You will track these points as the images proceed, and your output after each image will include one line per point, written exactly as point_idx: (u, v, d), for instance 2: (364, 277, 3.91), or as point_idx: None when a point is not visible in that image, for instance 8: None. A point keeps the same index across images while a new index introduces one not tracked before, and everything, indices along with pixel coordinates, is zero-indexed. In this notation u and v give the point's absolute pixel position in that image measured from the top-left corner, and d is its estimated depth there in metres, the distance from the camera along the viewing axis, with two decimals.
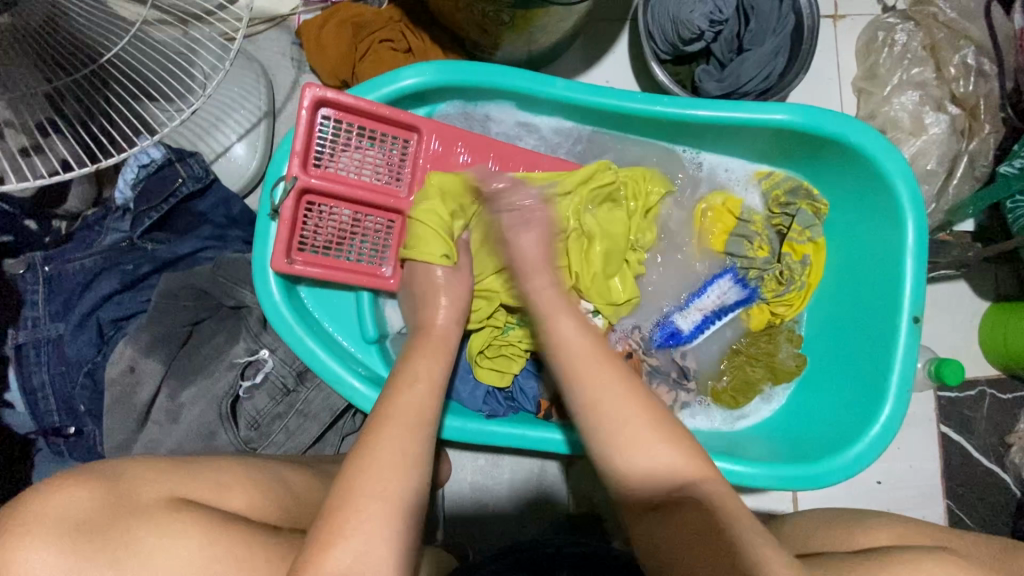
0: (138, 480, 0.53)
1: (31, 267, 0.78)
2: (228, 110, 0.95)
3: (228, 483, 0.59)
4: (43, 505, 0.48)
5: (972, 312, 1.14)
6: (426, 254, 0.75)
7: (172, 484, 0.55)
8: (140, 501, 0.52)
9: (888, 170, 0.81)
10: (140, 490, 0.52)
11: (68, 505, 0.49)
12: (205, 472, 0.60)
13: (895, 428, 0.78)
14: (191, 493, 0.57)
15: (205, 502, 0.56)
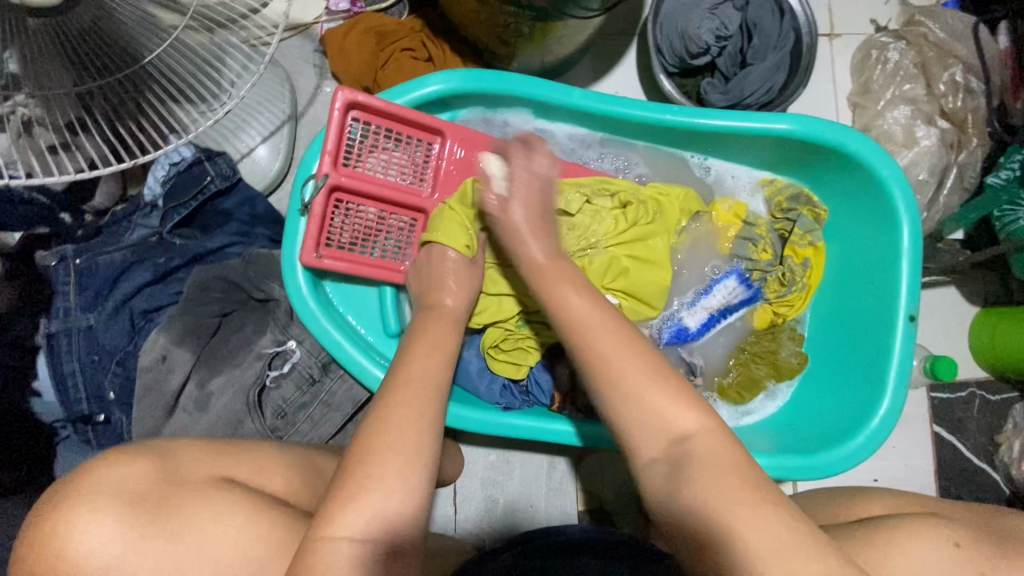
0: (180, 462, 0.58)
1: (63, 259, 0.79)
2: (254, 113, 0.98)
3: (266, 466, 0.64)
4: (98, 475, 0.53)
5: (962, 317, 1.19)
6: (448, 241, 0.78)
7: (214, 465, 0.60)
8: (189, 477, 0.57)
9: (884, 176, 0.86)
10: (185, 468, 0.57)
11: (122, 479, 0.53)
12: (240, 457, 0.63)
13: (894, 420, 0.82)
14: (229, 474, 0.61)
15: (245, 482, 0.61)
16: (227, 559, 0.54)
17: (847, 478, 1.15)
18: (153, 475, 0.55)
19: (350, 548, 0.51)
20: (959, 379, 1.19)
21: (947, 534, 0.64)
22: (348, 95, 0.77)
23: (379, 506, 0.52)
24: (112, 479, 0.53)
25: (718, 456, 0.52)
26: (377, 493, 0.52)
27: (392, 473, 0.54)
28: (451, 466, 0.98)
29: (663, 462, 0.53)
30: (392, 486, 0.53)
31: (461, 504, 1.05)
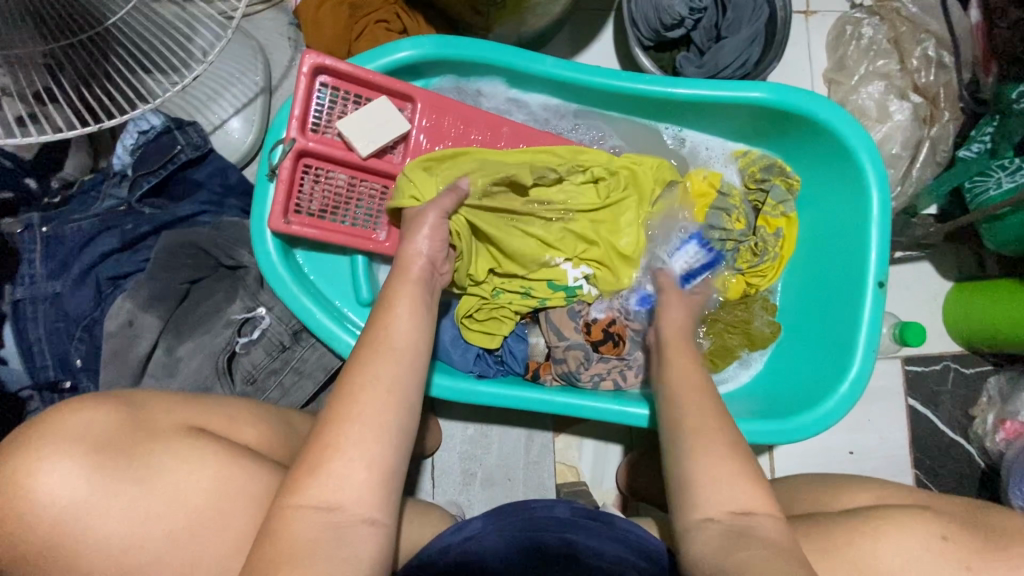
0: (152, 412, 0.58)
1: (29, 227, 0.78)
2: (226, 84, 0.97)
3: (236, 419, 0.65)
4: (63, 423, 0.53)
5: (936, 290, 1.21)
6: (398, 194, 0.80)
7: (186, 413, 0.61)
8: (155, 426, 0.57)
9: (854, 144, 0.86)
10: (154, 417, 0.58)
11: (89, 424, 0.54)
12: (213, 409, 0.64)
13: (863, 383, 0.83)
14: (202, 423, 0.61)
15: (216, 431, 0.62)
16: (190, 513, 0.54)
17: (824, 450, 1.17)
18: (115, 427, 0.55)
19: (315, 491, 0.52)
20: (934, 353, 1.20)
21: (937, 529, 0.65)
22: (315, 59, 0.77)
23: (342, 453, 0.53)
24: (71, 430, 0.53)
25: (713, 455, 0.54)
26: (339, 441, 0.53)
27: (356, 417, 0.54)
28: (427, 438, 0.98)
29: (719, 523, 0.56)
30: (354, 434, 0.54)
31: (438, 477, 1.05)
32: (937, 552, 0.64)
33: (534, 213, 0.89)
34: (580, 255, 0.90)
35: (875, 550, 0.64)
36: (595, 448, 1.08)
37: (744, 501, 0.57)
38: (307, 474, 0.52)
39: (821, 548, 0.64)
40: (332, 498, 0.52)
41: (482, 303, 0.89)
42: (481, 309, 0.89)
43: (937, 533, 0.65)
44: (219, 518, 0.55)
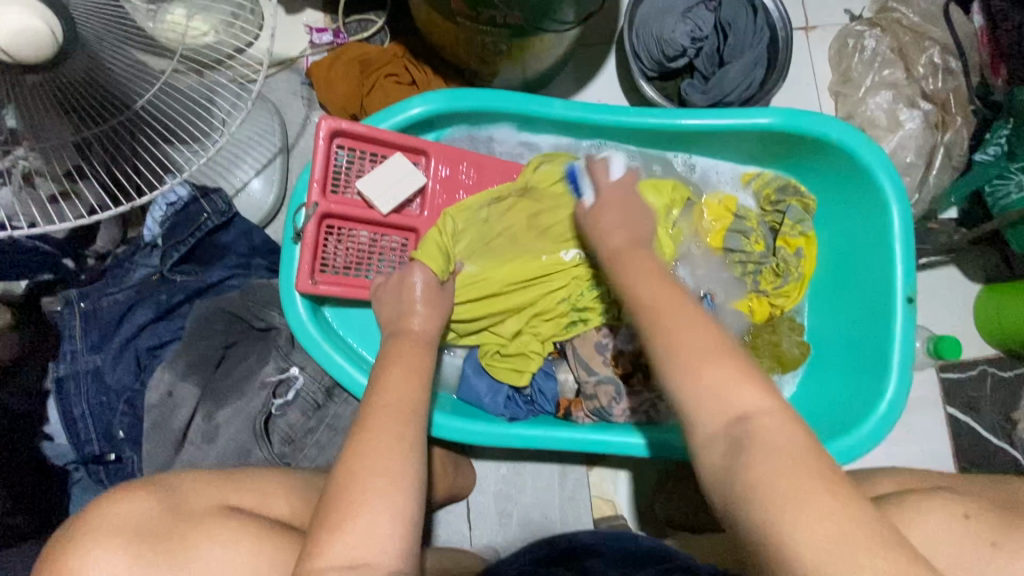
0: (188, 490, 0.60)
1: (68, 304, 0.81)
2: (246, 148, 1.00)
3: (267, 491, 0.65)
4: (108, 515, 0.55)
5: (966, 294, 1.19)
6: (429, 259, 0.79)
7: (217, 494, 0.61)
8: (191, 510, 0.58)
9: (869, 162, 0.87)
10: (190, 499, 0.59)
11: (130, 514, 0.55)
12: (250, 483, 0.65)
13: (903, 401, 0.82)
14: (234, 501, 0.62)
15: (249, 508, 0.62)
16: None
17: None
18: (157, 508, 0.57)
19: (373, 549, 0.52)
20: (969, 358, 1.18)
21: (958, 509, 0.70)
22: (332, 123, 0.79)
23: (395, 506, 0.54)
24: (122, 513, 0.55)
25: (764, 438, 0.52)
26: (391, 494, 0.55)
27: (405, 470, 0.56)
28: (461, 480, 0.98)
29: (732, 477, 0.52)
30: (405, 486, 0.56)
31: (475, 520, 1.05)
32: (956, 526, 0.68)
33: (533, 245, 0.89)
34: (593, 276, 0.88)
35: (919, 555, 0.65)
36: (629, 478, 1.08)
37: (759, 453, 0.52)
38: (363, 538, 0.52)
39: None
40: (386, 553, 0.53)
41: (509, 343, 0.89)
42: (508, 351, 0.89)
43: (959, 513, 0.69)
44: None
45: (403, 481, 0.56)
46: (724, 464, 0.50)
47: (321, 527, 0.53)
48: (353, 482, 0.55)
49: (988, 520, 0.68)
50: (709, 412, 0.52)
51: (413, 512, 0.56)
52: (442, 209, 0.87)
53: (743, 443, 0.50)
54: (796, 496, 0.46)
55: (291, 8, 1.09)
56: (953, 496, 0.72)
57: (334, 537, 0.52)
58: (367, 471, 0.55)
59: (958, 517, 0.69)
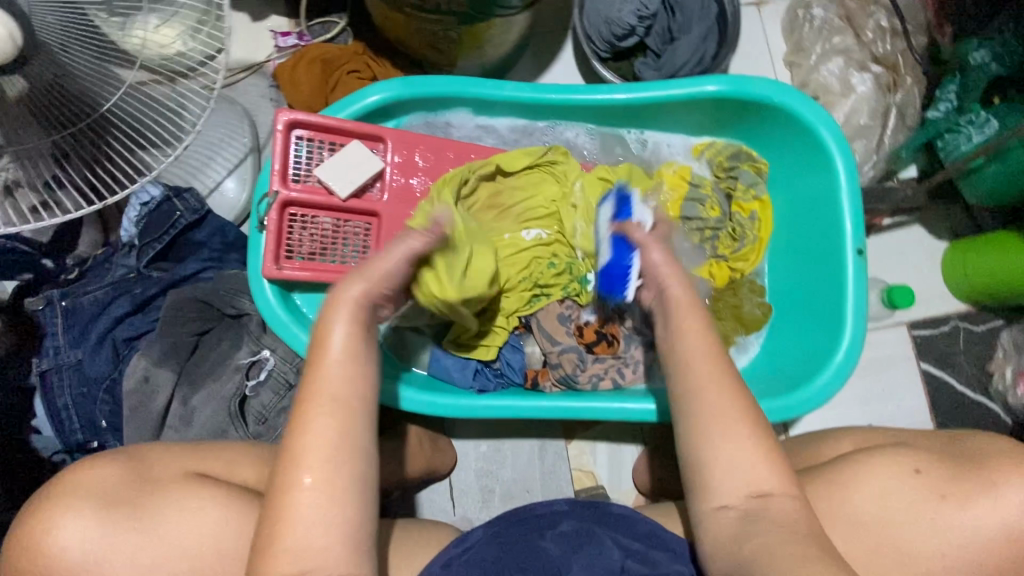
0: (155, 460, 0.63)
1: (50, 302, 0.85)
2: (217, 149, 1.04)
3: (233, 460, 0.67)
4: (74, 481, 0.59)
5: (933, 252, 1.21)
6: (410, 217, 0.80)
7: (185, 460, 0.65)
8: (157, 476, 0.61)
9: (812, 121, 0.89)
10: (156, 468, 0.62)
11: (99, 479, 0.60)
12: (220, 453, 0.68)
13: (858, 350, 0.84)
14: (203, 468, 0.65)
15: (217, 476, 0.65)
16: (217, 537, 0.59)
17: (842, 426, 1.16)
18: (123, 473, 0.61)
19: (329, 497, 0.55)
20: (940, 315, 1.20)
21: (910, 464, 0.75)
22: (289, 115, 0.83)
23: (351, 459, 0.57)
24: (87, 481, 0.60)
25: (756, 492, 0.62)
26: (344, 448, 0.57)
27: (365, 420, 0.58)
28: (441, 457, 1.01)
29: (733, 510, 0.62)
30: (360, 440, 0.58)
31: (457, 499, 1.07)
32: (906, 482, 0.74)
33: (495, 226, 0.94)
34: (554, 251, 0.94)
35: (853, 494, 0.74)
36: (607, 449, 1.11)
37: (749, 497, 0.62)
38: (320, 489, 0.55)
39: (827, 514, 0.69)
40: (344, 502, 0.56)
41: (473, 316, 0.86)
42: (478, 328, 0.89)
43: (911, 468, 0.75)
44: (241, 540, 0.60)
45: (358, 437, 0.58)
46: (737, 529, 0.62)
47: (278, 481, 0.56)
48: (306, 438, 0.57)
49: (936, 473, 0.74)
50: (739, 485, 0.62)
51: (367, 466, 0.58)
52: (402, 192, 0.90)
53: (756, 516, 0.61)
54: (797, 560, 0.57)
55: (255, 15, 1.14)
56: (906, 450, 0.77)
57: (290, 488, 0.55)
58: (317, 425, 0.57)
59: (910, 471, 0.75)
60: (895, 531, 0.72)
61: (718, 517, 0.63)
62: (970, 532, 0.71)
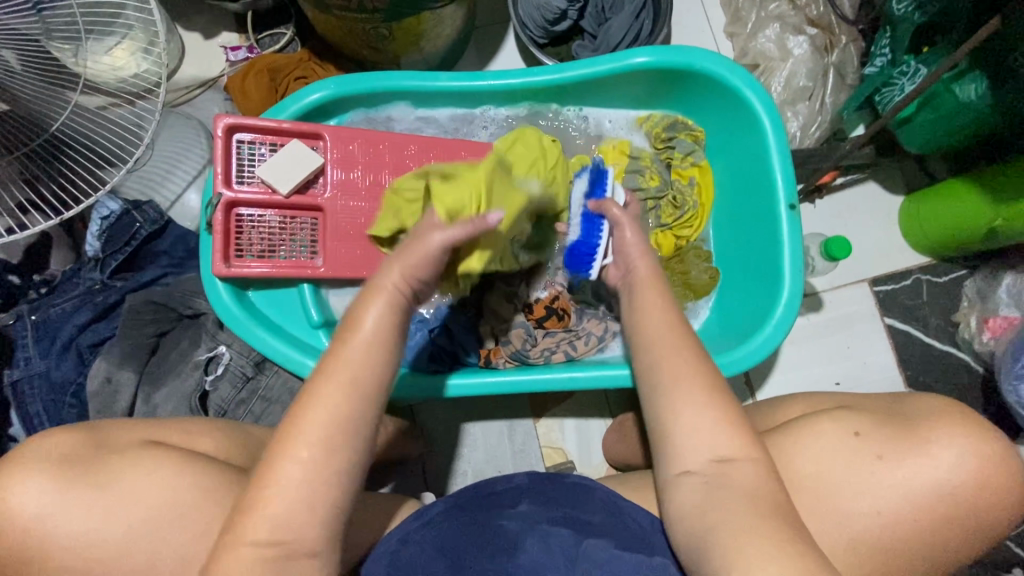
0: (114, 429, 0.66)
1: (20, 317, 0.89)
2: (176, 162, 1.08)
3: (195, 432, 0.70)
4: (32, 448, 0.61)
5: (889, 207, 1.21)
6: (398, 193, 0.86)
7: (144, 431, 0.67)
8: (117, 443, 0.64)
9: (736, 83, 0.91)
10: (115, 435, 0.65)
11: (55, 445, 0.62)
12: (177, 425, 0.70)
13: (797, 301, 0.85)
14: (160, 437, 0.67)
15: (174, 443, 0.68)
16: (162, 507, 0.61)
17: (810, 385, 1.16)
18: (83, 441, 0.63)
19: None
20: (901, 269, 1.20)
21: (850, 425, 0.70)
22: (228, 120, 0.87)
23: None
24: (46, 447, 0.62)
25: (717, 458, 0.60)
26: None
27: None
28: (408, 442, 1.03)
29: (697, 475, 0.60)
30: None
31: (430, 482, 1.08)
32: (848, 445, 0.68)
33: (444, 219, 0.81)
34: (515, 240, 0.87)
35: (798, 447, 0.69)
36: (574, 425, 1.12)
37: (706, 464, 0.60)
38: None
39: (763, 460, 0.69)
40: None
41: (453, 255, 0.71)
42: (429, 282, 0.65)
43: (850, 430, 0.69)
44: (185, 511, 0.62)
45: None
46: (701, 496, 0.60)
47: None
48: None
49: (879, 437, 0.68)
50: (700, 449, 0.60)
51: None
52: (345, 186, 0.93)
53: (718, 482, 0.59)
54: (746, 536, 0.55)
55: (206, 33, 1.19)
56: (849, 412, 0.71)
57: None
58: None
59: (850, 434, 0.69)
60: (832, 493, 0.67)
61: (683, 483, 0.61)
62: (906, 498, 0.65)
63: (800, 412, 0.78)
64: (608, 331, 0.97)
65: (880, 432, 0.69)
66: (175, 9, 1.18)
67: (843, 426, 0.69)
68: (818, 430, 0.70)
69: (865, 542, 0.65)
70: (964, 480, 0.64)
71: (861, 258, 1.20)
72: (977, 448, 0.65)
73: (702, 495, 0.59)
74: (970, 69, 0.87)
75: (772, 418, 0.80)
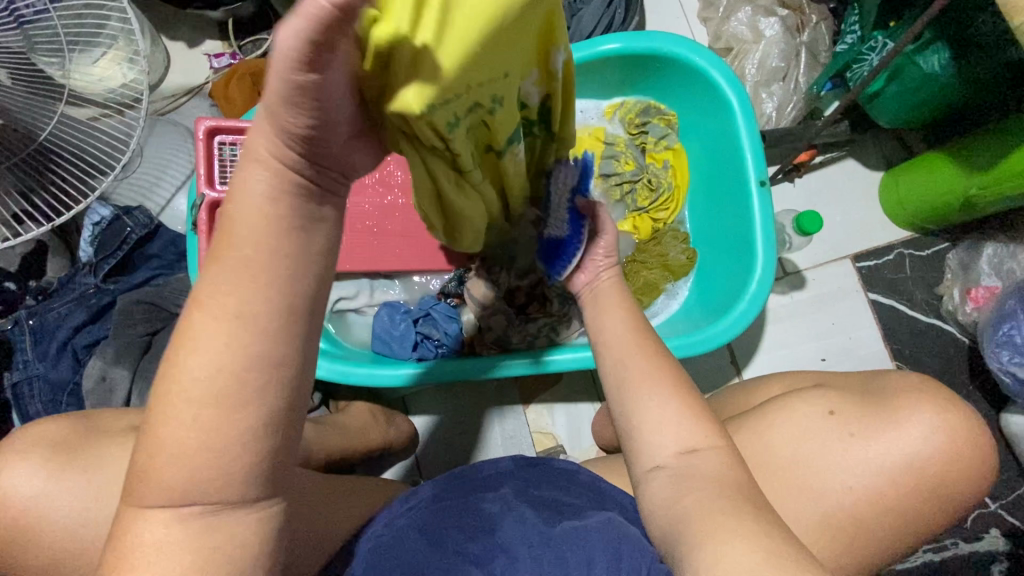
0: (105, 419, 0.69)
1: (17, 322, 0.92)
2: (164, 168, 1.11)
3: None
4: (25, 437, 0.65)
5: (869, 183, 1.22)
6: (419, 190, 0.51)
7: (133, 421, 0.70)
8: (107, 431, 0.67)
9: (702, 65, 0.93)
10: (105, 423, 0.68)
11: (45, 435, 0.65)
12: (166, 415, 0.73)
13: (771, 275, 0.87)
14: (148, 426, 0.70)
15: None
16: None
17: (796, 363, 1.18)
18: (71, 429, 0.67)
19: None
20: (882, 244, 1.21)
21: (824, 406, 0.69)
22: (207, 122, 0.89)
23: None
24: (37, 436, 0.65)
25: (684, 448, 0.60)
26: None
27: None
28: (399, 432, 1.06)
29: (668, 469, 0.59)
30: None
31: (424, 471, 1.11)
32: (819, 422, 0.68)
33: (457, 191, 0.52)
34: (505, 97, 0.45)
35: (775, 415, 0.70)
36: (563, 410, 1.14)
37: (681, 439, 0.60)
38: None
39: (736, 430, 0.70)
40: None
41: (370, 92, 0.37)
42: (321, 71, 0.32)
43: (824, 409, 0.69)
44: None
45: None
46: (673, 483, 0.59)
47: None
48: None
49: (854, 415, 0.67)
50: (669, 440, 0.60)
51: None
52: None
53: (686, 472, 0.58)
54: (715, 515, 0.53)
55: (191, 42, 1.22)
56: (824, 391, 0.71)
57: None
58: None
59: (824, 414, 0.68)
60: (807, 472, 0.66)
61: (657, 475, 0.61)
62: (879, 474, 0.64)
63: (779, 390, 0.77)
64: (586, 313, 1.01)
65: (854, 401, 0.69)
66: (161, 21, 1.22)
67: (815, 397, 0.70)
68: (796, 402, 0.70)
69: (837, 519, 0.65)
70: (932, 455, 0.63)
71: (842, 235, 1.21)
72: (948, 420, 0.64)
73: (671, 487, 0.58)
74: (933, 39, 0.88)
75: (753, 395, 0.80)
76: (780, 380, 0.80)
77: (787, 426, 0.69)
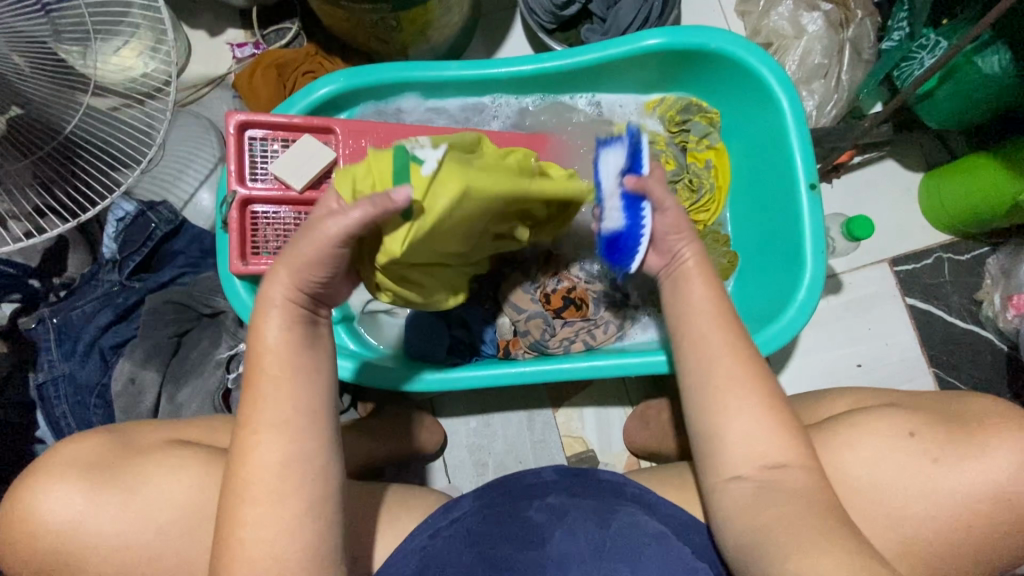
0: (139, 431, 0.67)
1: (41, 320, 0.89)
2: (186, 162, 1.07)
3: (218, 428, 0.71)
4: (60, 452, 0.63)
5: (909, 185, 1.19)
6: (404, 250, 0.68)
7: (169, 432, 0.68)
8: (143, 445, 0.65)
9: (751, 62, 0.90)
10: (139, 437, 0.66)
11: (79, 450, 0.63)
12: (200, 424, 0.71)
13: (821, 281, 0.84)
14: (184, 436, 0.68)
15: (199, 441, 0.68)
16: (189, 503, 0.62)
17: (832, 370, 1.15)
18: (105, 445, 0.64)
19: (277, 454, 0.57)
20: (922, 247, 1.18)
21: (903, 426, 0.67)
22: (238, 116, 0.86)
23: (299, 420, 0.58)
24: (71, 454, 0.63)
25: (755, 465, 0.60)
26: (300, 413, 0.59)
27: (310, 387, 0.59)
28: (429, 435, 1.03)
29: (740, 482, 0.60)
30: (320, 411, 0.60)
31: (452, 474, 1.09)
32: (886, 441, 0.66)
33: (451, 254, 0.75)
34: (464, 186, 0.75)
35: (836, 432, 0.68)
36: (594, 414, 1.12)
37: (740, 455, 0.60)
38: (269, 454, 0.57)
39: None
40: (299, 456, 0.57)
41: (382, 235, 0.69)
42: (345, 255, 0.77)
43: (905, 430, 0.67)
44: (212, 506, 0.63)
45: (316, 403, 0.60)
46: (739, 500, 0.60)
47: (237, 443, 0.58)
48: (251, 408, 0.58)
49: (937, 437, 0.66)
50: (745, 457, 0.60)
51: (326, 431, 0.59)
52: None
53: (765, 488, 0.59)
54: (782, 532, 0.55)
55: (212, 31, 1.18)
56: (892, 408, 0.69)
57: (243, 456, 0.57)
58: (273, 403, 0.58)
59: (904, 435, 0.66)
60: (872, 494, 0.64)
61: (728, 490, 0.61)
62: (954, 496, 0.63)
63: (845, 407, 0.75)
64: (626, 318, 0.98)
65: (933, 428, 0.67)
66: (180, 8, 1.18)
67: (881, 416, 0.68)
68: (857, 420, 0.68)
69: (903, 541, 0.64)
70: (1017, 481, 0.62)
71: (881, 238, 1.18)
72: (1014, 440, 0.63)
73: (749, 499, 0.60)
74: (993, 39, 0.86)
75: (809, 411, 0.77)
76: (840, 395, 0.77)
77: (852, 448, 0.66)
